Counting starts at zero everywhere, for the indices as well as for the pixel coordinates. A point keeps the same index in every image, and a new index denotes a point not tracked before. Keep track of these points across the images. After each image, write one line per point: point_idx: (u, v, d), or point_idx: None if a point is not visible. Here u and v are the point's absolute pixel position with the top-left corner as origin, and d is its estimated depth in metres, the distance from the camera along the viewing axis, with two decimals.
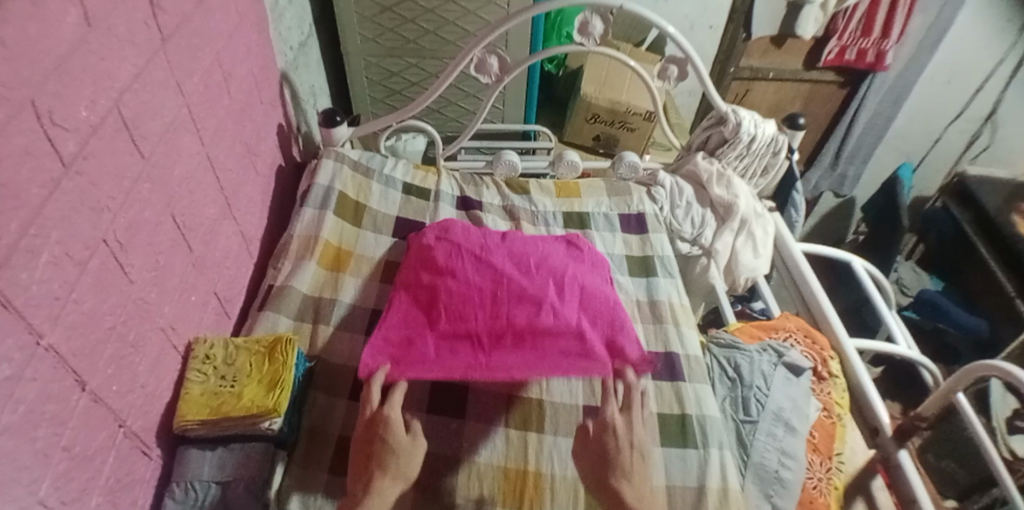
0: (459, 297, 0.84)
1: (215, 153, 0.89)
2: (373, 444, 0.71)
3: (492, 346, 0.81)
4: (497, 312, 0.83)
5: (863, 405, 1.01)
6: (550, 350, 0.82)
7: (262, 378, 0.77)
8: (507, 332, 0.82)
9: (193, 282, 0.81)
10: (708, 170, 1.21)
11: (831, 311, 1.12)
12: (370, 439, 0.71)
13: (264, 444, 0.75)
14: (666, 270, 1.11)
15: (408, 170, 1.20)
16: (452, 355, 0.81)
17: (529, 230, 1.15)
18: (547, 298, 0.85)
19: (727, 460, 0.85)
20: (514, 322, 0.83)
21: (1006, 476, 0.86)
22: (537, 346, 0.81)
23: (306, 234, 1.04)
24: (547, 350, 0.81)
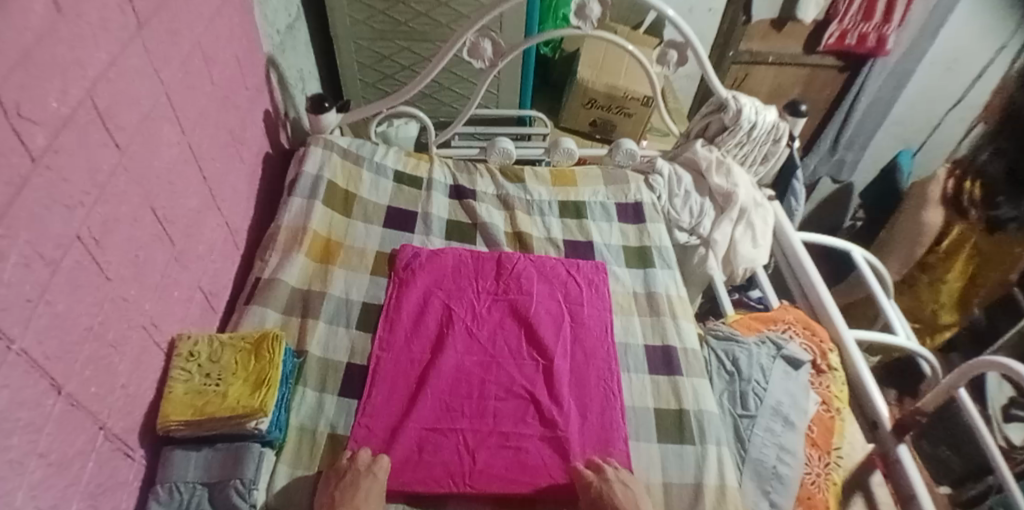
0: (447, 379, 0.86)
1: (197, 141, 0.85)
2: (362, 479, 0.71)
3: (477, 439, 0.80)
4: (484, 401, 0.84)
5: (862, 398, 1.00)
6: (536, 446, 0.80)
7: (250, 376, 0.75)
8: (491, 423, 0.82)
9: (176, 276, 0.79)
10: (707, 157, 1.18)
11: (831, 302, 1.10)
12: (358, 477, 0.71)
13: (251, 444, 0.72)
14: (663, 261, 1.09)
15: (399, 157, 1.17)
16: (436, 444, 0.79)
17: (523, 220, 1.13)
18: (537, 388, 0.86)
19: (725, 457, 0.83)
20: (500, 415, 0.83)
21: (1005, 469, 0.85)
22: (522, 441, 0.80)
23: (294, 224, 1.01)
24: (532, 448, 0.80)
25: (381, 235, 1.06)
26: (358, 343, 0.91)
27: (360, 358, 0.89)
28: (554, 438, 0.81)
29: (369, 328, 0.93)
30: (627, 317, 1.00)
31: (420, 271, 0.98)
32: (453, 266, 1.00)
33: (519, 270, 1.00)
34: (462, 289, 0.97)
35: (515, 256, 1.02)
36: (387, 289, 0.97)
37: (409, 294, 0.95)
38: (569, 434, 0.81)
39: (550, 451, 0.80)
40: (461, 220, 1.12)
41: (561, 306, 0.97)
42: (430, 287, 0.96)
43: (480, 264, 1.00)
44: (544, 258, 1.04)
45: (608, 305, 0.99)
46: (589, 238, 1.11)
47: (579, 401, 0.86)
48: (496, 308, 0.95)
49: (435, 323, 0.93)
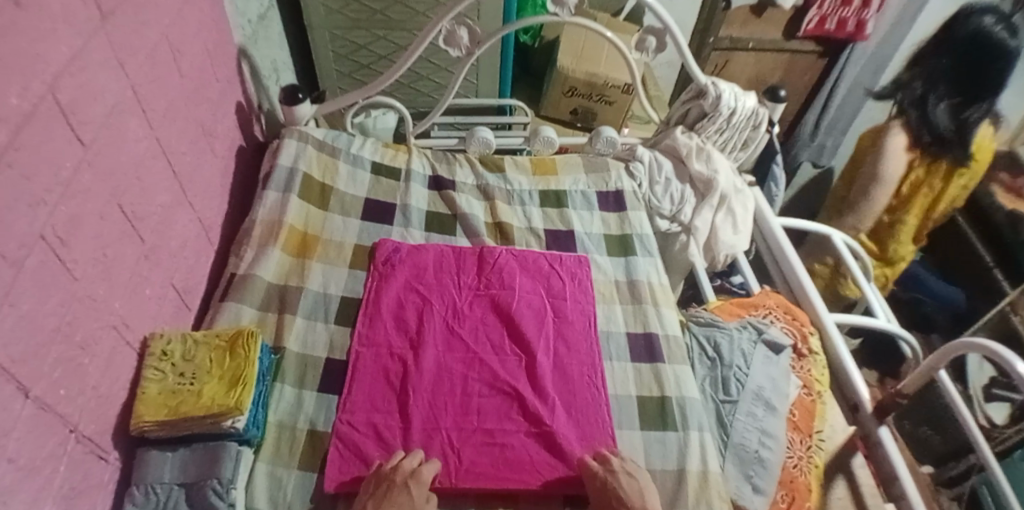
0: (429, 376, 0.85)
1: (166, 135, 0.83)
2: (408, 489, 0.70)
3: (461, 436, 0.80)
4: (467, 398, 0.83)
5: (843, 381, 1.01)
6: (521, 442, 0.80)
7: (226, 373, 0.73)
8: (475, 421, 0.81)
9: (147, 274, 0.77)
10: (687, 144, 1.18)
11: (811, 287, 1.11)
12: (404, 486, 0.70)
13: (228, 443, 0.71)
14: (645, 249, 1.09)
15: (376, 148, 1.15)
16: (420, 444, 0.78)
17: (504, 210, 1.11)
18: (520, 383, 0.85)
19: (707, 443, 0.83)
20: (484, 412, 0.82)
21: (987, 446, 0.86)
22: (506, 437, 0.80)
23: (270, 218, 0.99)
24: (517, 443, 0.79)
25: (359, 228, 1.04)
26: (338, 338, 0.89)
27: (339, 353, 0.88)
28: (540, 434, 0.81)
29: (349, 323, 0.91)
30: (609, 306, 1.00)
31: (399, 267, 0.96)
32: (433, 262, 0.98)
33: (501, 265, 0.99)
34: (443, 285, 0.96)
35: (497, 249, 1.01)
36: (366, 283, 0.96)
37: (388, 291, 0.93)
38: (555, 428, 0.81)
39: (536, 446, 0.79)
40: (441, 211, 1.10)
41: (544, 300, 0.96)
42: (409, 283, 0.95)
43: (460, 258, 0.99)
44: (527, 251, 1.03)
45: (591, 300, 0.98)
46: (570, 227, 1.11)
47: (563, 396, 0.85)
48: (477, 303, 0.94)
49: (415, 319, 0.91)
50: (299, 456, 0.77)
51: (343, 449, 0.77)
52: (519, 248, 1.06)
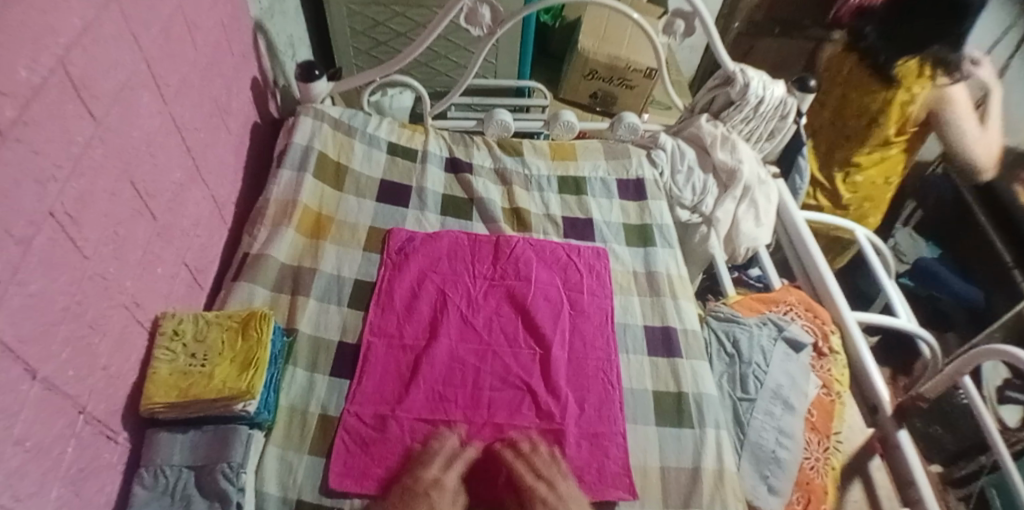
0: (440, 366, 0.84)
1: (178, 110, 0.81)
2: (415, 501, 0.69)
3: (470, 430, 0.79)
4: (478, 391, 0.82)
5: (863, 382, 0.99)
6: (530, 439, 0.79)
7: (236, 357, 0.72)
8: (486, 415, 0.80)
9: (159, 252, 0.75)
10: (711, 133, 1.14)
11: (834, 284, 1.09)
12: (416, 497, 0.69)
13: (238, 427, 0.70)
14: (665, 240, 1.06)
15: (393, 128, 1.12)
16: (428, 436, 0.78)
17: (521, 195, 1.09)
18: (532, 378, 0.84)
19: (723, 440, 0.82)
20: (494, 406, 0.81)
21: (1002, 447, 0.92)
22: (516, 432, 0.79)
23: (284, 198, 0.98)
24: (527, 440, 0.79)
25: (374, 210, 1.02)
26: (350, 321, 0.88)
27: (352, 336, 0.87)
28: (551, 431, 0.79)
29: (362, 307, 0.90)
30: (626, 297, 0.97)
31: (413, 256, 0.96)
32: (448, 251, 0.98)
33: (517, 255, 0.98)
34: (458, 275, 0.95)
35: (513, 240, 1.00)
36: (379, 268, 0.94)
37: (402, 280, 0.93)
38: (566, 427, 0.79)
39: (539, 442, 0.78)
40: (457, 195, 1.08)
41: (561, 293, 0.95)
42: (424, 272, 0.95)
43: (476, 248, 0.99)
44: (544, 242, 1.02)
45: (609, 294, 0.96)
46: (588, 215, 1.08)
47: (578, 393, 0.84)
48: (492, 294, 0.94)
49: (428, 309, 0.91)
50: (309, 440, 0.76)
51: (351, 439, 0.76)
52: (536, 237, 1.04)
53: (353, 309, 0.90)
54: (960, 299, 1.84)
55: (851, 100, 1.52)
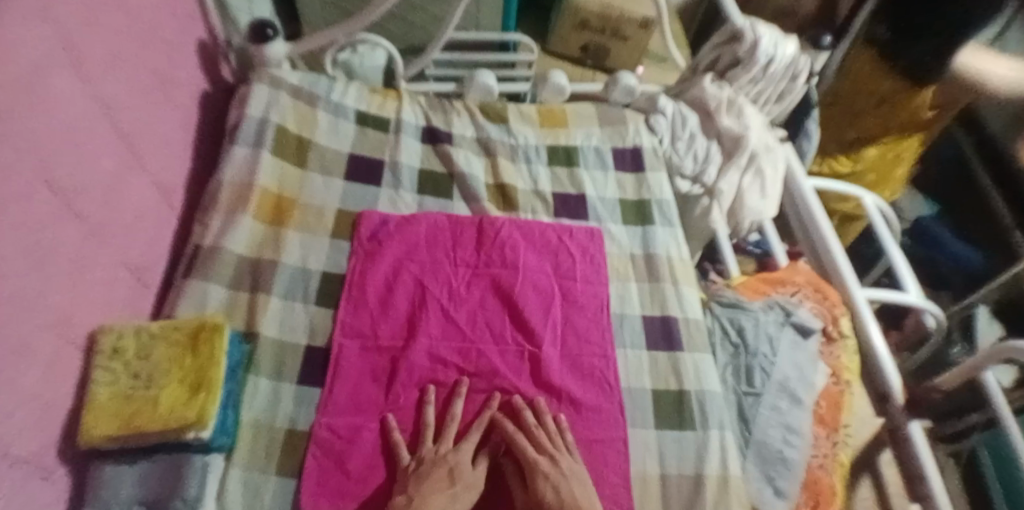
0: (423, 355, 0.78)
1: (107, 88, 0.68)
2: (427, 469, 0.67)
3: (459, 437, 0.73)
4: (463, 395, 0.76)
5: (872, 369, 0.94)
6: (522, 447, 0.73)
7: (188, 378, 0.64)
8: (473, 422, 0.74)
9: (93, 257, 0.65)
10: (717, 96, 1.04)
11: (844, 262, 1.02)
12: (426, 467, 0.67)
13: (192, 457, 0.63)
14: (665, 218, 0.97)
15: (361, 95, 1.00)
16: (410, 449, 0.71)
17: (506, 169, 0.99)
18: (522, 380, 0.77)
19: (728, 443, 0.76)
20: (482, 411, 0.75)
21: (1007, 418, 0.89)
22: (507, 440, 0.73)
23: (239, 180, 0.87)
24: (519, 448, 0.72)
25: (342, 190, 0.92)
26: (320, 320, 0.80)
27: (322, 339, 0.79)
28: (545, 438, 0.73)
29: (332, 304, 0.82)
30: (623, 284, 0.89)
31: (387, 243, 0.86)
32: (427, 236, 0.88)
33: (503, 238, 0.89)
34: (438, 263, 0.86)
35: (499, 221, 0.91)
36: (350, 260, 0.85)
37: (375, 272, 0.84)
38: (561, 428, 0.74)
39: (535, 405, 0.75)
40: (435, 169, 0.97)
41: (551, 281, 0.87)
42: (400, 262, 0.85)
43: (458, 231, 0.89)
44: (532, 222, 0.92)
45: (603, 281, 0.88)
46: (581, 190, 0.98)
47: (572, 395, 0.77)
48: (476, 285, 0.85)
49: (405, 303, 0.82)
50: (275, 458, 0.69)
51: (322, 458, 0.69)
52: (524, 218, 0.94)
53: (322, 309, 0.81)
54: (958, 261, 1.78)
55: (865, 77, 1.40)
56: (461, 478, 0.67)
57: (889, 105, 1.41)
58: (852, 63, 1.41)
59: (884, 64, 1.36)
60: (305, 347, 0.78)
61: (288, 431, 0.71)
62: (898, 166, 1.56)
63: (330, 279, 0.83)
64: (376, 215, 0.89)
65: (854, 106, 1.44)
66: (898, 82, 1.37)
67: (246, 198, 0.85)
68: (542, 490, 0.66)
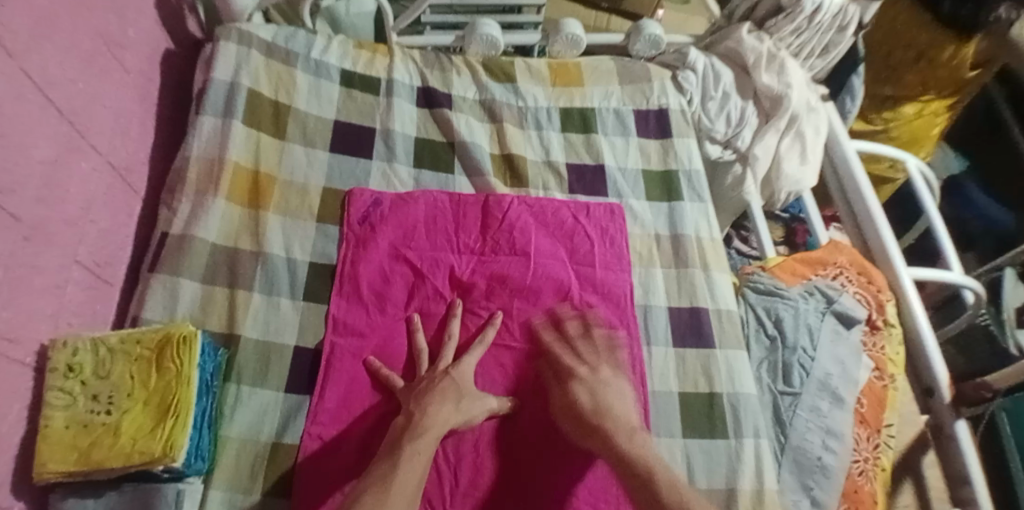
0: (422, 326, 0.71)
1: (37, 59, 0.57)
2: (429, 384, 0.64)
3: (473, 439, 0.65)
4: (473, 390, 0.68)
5: (915, 357, 0.86)
6: (541, 456, 0.65)
7: (155, 402, 0.56)
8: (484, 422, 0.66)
9: (35, 263, 0.56)
10: (756, 49, 0.91)
11: (890, 239, 0.92)
12: (426, 384, 0.64)
13: (164, 489, 0.56)
14: (693, 191, 0.86)
15: (346, 51, 0.88)
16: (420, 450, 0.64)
17: (513, 136, 0.87)
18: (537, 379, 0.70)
19: (763, 452, 0.69)
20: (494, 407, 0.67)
21: None
22: (523, 448, 0.66)
23: (207, 155, 0.76)
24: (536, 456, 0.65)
25: (327, 165, 0.81)
26: (309, 318, 0.71)
27: (312, 339, 0.70)
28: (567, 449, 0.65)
29: (321, 299, 0.72)
30: (647, 270, 0.80)
31: (381, 227, 0.76)
32: (426, 217, 0.78)
33: (512, 220, 0.79)
34: (438, 245, 0.77)
35: (507, 198, 0.80)
36: (340, 248, 0.75)
37: (366, 261, 0.74)
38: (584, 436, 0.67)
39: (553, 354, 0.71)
40: (434, 138, 0.86)
41: (568, 268, 0.77)
42: (395, 248, 0.76)
43: (461, 210, 0.79)
44: (544, 199, 0.82)
45: (626, 267, 0.78)
46: (599, 160, 0.87)
47: None
48: (482, 271, 0.75)
49: (403, 293, 0.73)
50: (259, 478, 0.62)
51: (316, 470, 0.62)
52: (535, 195, 0.83)
53: (310, 306, 0.72)
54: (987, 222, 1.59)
55: (902, 28, 1.27)
56: (465, 395, 0.64)
57: (927, 61, 1.26)
58: (886, 14, 1.29)
59: (925, 16, 1.23)
60: (292, 348, 0.69)
61: (276, 446, 0.64)
62: (936, 127, 1.39)
63: (319, 270, 0.74)
64: (366, 194, 0.78)
65: (890, 60, 1.30)
66: (938, 35, 1.22)
67: (214, 178, 0.75)
68: (576, 394, 0.62)
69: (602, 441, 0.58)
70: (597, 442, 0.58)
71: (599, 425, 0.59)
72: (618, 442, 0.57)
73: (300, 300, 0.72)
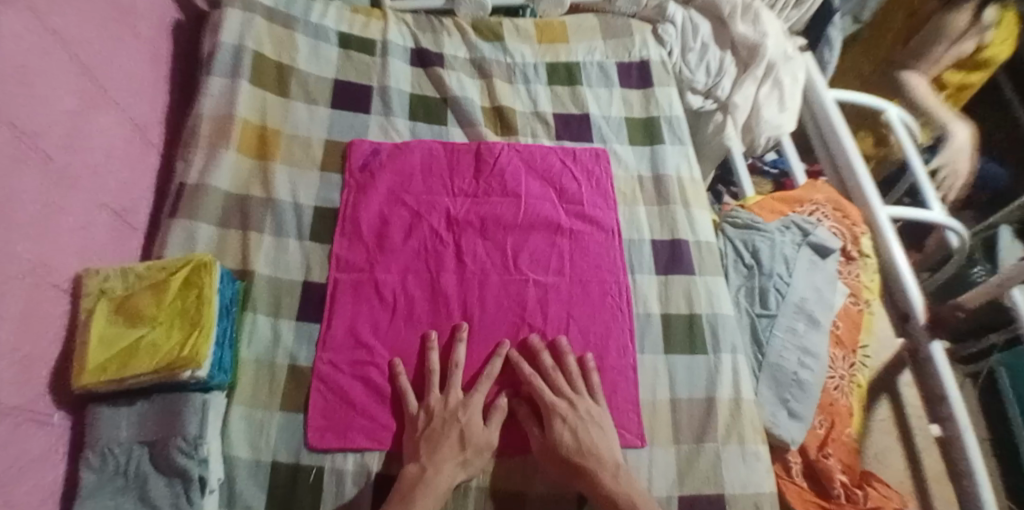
0: (418, 268, 0.76)
1: (59, 19, 0.63)
2: (438, 432, 0.64)
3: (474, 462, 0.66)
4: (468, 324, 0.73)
5: (893, 286, 0.91)
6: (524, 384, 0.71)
7: (178, 319, 0.62)
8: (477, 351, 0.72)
9: (65, 202, 0.62)
10: (731, 1, 0.96)
11: (865, 178, 0.96)
12: (436, 427, 0.64)
13: (190, 396, 0.61)
14: (674, 135, 0.91)
15: (343, 16, 0.93)
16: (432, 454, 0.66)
17: (503, 90, 0.92)
18: (528, 311, 0.75)
19: (740, 366, 0.74)
20: (488, 334, 0.73)
21: None
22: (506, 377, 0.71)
23: (217, 113, 0.82)
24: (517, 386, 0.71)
25: (329, 119, 0.86)
26: (315, 256, 0.77)
27: (319, 275, 0.76)
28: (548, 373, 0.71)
29: (325, 238, 0.78)
30: (631, 209, 0.85)
31: (379, 174, 0.82)
32: (422, 165, 0.84)
33: (503, 165, 0.84)
34: (434, 191, 0.82)
35: (498, 145, 0.86)
36: (342, 192, 0.81)
37: (367, 204, 0.80)
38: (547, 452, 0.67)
39: (542, 289, 0.76)
40: (427, 94, 0.91)
41: (557, 208, 0.83)
42: (392, 194, 0.81)
43: (454, 158, 0.85)
44: (531, 145, 0.87)
45: (612, 206, 0.83)
46: (583, 110, 0.92)
47: (584, 329, 0.74)
48: (475, 212, 0.81)
49: (401, 234, 0.79)
50: (278, 397, 0.68)
51: (326, 392, 0.68)
52: (524, 142, 0.88)
53: (316, 247, 0.77)
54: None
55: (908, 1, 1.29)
56: (471, 442, 0.64)
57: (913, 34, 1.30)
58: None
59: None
60: (302, 284, 0.75)
61: (291, 368, 0.70)
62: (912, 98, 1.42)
63: (324, 213, 0.80)
64: (365, 144, 0.84)
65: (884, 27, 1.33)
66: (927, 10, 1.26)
67: (223, 132, 0.81)
68: (560, 433, 0.64)
69: (589, 481, 0.62)
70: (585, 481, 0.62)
71: (585, 464, 0.62)
72: (604, 482, 0.61)
73: (308, 237, 0.78)
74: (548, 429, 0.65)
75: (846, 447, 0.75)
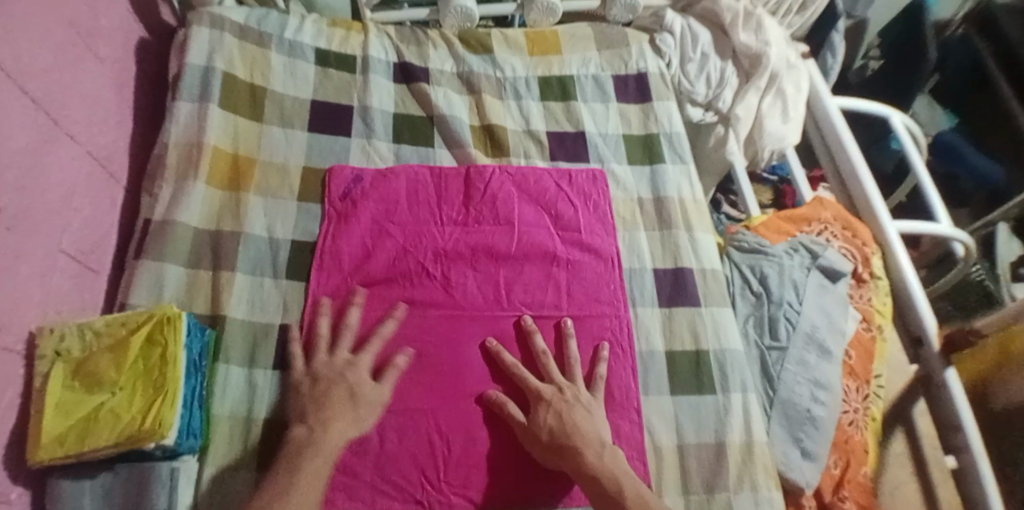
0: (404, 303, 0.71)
1: (10, 51, 0.57)
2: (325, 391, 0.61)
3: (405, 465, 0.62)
4: (457, 367, 0.68)
5: (905, 310, 0.86)
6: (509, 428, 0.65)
7: (142, 384, 0.56)
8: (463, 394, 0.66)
9: (20, 252, 0.56)
10: (732, 8, 0.91)
11: (875, 192, 0.91)
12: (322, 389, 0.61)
13: (158, 466, 0.56)
14: (675, 153, 0.86)
15: (320, 30, 0.87)
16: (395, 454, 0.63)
17: (493, 107, 0.87)
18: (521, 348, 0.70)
19: (752, 406, 0.69)
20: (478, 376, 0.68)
21: None
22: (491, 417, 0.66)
23: (185, 141, 0.76)
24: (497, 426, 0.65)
25: (306, 143, 0.80)
26: (294, 296, 0.71)
27: (297, 316, 0.70)
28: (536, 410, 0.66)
29: (303, 275, 0.73)
30: (631, 234, 0.80)
31: (362, 203, 0.76)
32: (407, 191, 0.78)
33: (494, 191, 0.79)
34: (420, 218, 0.77)
35: (489, 168, 0.80)
36: (321, 224, 0.75)
37: (348, 236, 0.74)
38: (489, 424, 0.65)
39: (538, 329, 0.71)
40: (412, 113, 0.85)
41: (552, 237, 0.77)
42: (376, 224, 0.76)
43: (443, 184, 0.79)
44: (523, 167, 0.82)
45: (611, 233, 0.78)
46: (578, 126, 0.87)
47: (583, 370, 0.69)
48: (464, 243, 0.75)
49: (386, 266, 0.73)
50: (256, 455, 0.63)
51: None
52: (516, 164, 0.83)
53: (296, 285, 0.72)
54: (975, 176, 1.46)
55: None
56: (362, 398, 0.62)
57: None
58: None
59: None
60: (280, 327, 0.69)
61: (269, 423, 0.64)
62: None
63: (304, 247, 0.74)
64: (346, 171, 0.78)
65: None
66: None
67: (191, 162, 0.74)
68: (542, 416, 0.62)
69: (570, 460, 0.59)
70: (568, 462, 0.59)
71: (568, 442, 0.60)
72: (588, 460, 0.58)
73: (288, 275, 0.72)
74: (531, 414, 0.63)
75: (864, 488, 0.71)
